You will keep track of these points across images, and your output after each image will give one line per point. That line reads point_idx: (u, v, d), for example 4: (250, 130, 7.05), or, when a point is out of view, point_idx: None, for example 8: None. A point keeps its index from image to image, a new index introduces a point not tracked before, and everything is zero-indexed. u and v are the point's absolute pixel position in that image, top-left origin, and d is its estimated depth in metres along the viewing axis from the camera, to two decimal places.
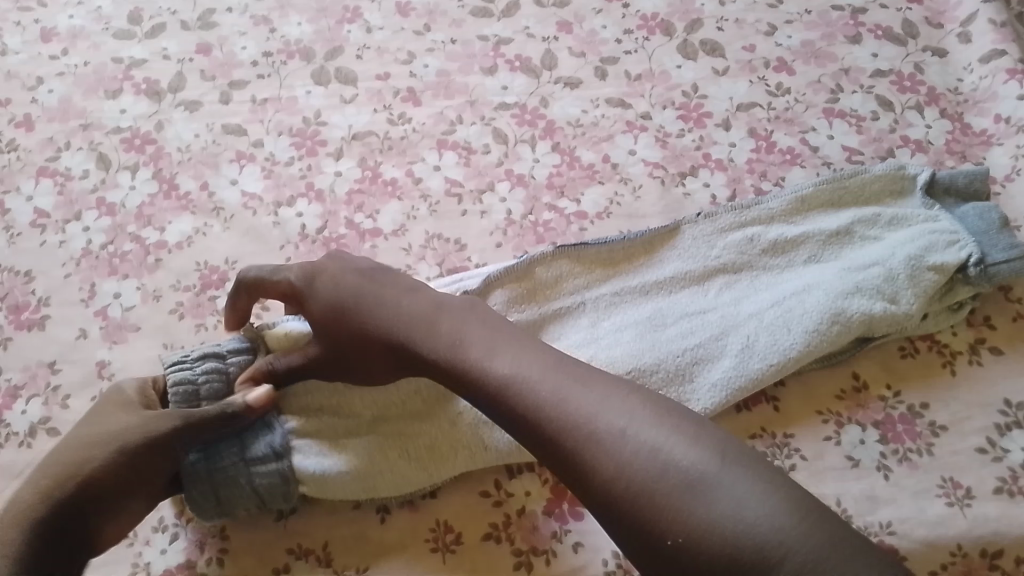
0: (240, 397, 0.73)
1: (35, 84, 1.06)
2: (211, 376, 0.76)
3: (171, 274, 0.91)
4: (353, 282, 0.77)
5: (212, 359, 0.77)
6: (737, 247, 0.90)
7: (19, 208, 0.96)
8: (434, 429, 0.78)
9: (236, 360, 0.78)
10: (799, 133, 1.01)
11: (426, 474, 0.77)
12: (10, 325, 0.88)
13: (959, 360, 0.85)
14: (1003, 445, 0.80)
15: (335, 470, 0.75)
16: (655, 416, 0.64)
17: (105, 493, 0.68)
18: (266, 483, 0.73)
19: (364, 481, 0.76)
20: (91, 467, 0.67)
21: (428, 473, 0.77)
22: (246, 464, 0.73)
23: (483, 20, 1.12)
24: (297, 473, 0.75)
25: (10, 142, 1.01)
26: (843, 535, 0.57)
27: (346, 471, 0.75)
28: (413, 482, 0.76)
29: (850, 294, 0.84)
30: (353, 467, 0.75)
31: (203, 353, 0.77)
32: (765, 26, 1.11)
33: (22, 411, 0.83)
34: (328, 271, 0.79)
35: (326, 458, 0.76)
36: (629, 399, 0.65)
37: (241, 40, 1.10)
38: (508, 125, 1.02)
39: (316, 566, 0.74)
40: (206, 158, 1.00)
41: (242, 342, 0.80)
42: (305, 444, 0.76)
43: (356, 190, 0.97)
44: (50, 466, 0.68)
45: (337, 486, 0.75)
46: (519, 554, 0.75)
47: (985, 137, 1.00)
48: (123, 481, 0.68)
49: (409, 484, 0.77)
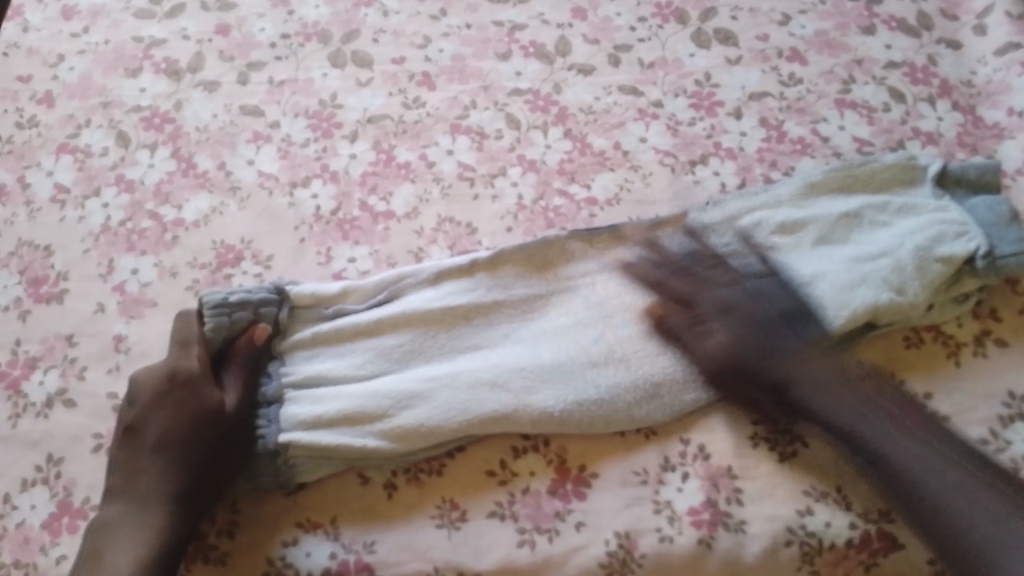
0: (246, 345, 0.82)
1: (56, 62, 1.08)
2: (243, 323, 0.83)
3: (187, 251, 0.93)
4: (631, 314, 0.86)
5: (247, 310, 0.84)
6: (753, 232, 0.91)
7: (40, 182, 0.98)
8: (436, 398, 0.80)
9: (266, 312, 0.85)
10: (810, 123, 1.02)
11: (419, 425, 0.78)
12: (30, 299, 0.90)
13: (964, 352, 0.86)
14: (1006, 437, 0.81)
15: (326, 412, 0.79)
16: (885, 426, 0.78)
17: (213, 488, 0.75)
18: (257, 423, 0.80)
19: (353, 420, 0.79)
20: (198, 464, 0.75)
21: (423, 426, 0.78)
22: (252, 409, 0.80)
23: (499, 6, 1.13)
24: (288, 418, 0.79)
25: (30, 119, 1.03)
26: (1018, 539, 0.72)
27: (336, 414, 0.79)
28: (409, 442, 0.78)
29: (858, 283, 0.85)
30: (342, 410, 0.79)
31: (240, 300, 0.84)
32: (779, 16, 1.11)
33: (40, 382, 0.85)
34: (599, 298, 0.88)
35: (316, 407, 0.80)
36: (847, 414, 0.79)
37: (259, 21, 1.11)
38: (521, 110, 1.03)
39: (325, 540, 0.76)
40: (223, 138, 1.01)
41: (272, 292, 0.86)
42: (299, 395, 0.81)
43: (370, 173, 0.98)
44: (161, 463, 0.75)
45: (326, 428, 0.79)
46: (522, 532, 0.76)
47: (998, 130, 1.00)
48: (223, 476, 0.76)
49: (402, 440, 0.78)
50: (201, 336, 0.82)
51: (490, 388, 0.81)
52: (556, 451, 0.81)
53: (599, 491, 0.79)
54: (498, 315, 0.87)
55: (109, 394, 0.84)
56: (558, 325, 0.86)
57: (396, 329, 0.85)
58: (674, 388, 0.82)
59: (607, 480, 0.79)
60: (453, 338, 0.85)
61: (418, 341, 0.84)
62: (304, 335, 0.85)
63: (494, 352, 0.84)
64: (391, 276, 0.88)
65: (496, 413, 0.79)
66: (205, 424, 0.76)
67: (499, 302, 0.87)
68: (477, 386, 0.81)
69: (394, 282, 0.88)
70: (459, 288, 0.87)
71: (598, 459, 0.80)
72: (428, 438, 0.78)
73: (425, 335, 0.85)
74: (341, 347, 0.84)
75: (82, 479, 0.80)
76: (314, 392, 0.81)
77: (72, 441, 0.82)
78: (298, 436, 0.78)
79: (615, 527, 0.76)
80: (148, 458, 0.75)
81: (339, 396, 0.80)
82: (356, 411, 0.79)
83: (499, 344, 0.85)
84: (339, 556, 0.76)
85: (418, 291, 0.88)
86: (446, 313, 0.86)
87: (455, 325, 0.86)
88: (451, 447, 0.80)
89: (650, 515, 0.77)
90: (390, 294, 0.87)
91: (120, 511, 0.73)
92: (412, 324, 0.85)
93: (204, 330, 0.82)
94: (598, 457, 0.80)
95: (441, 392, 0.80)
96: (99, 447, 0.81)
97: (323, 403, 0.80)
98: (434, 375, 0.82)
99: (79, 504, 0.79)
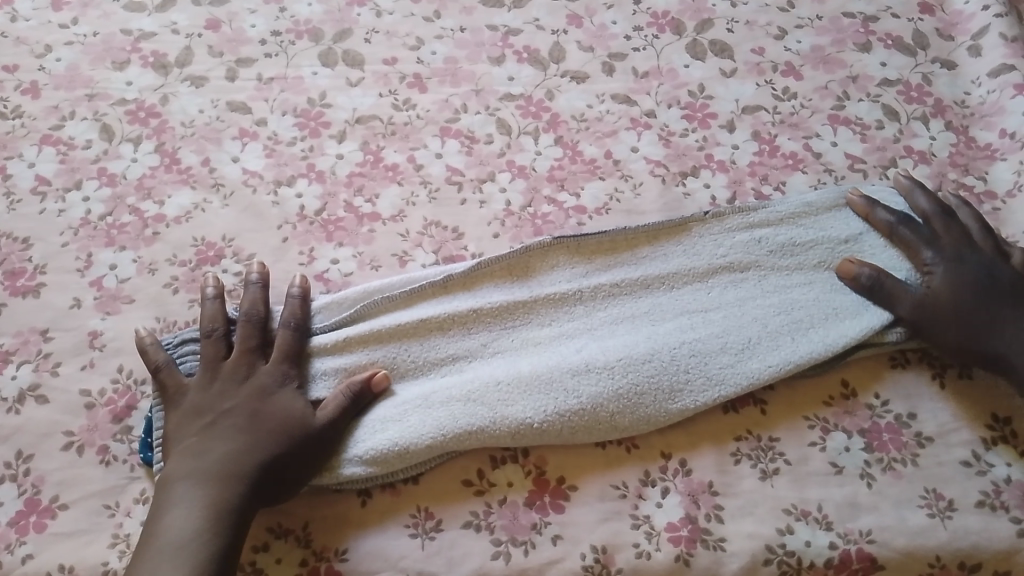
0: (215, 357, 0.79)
1: (43, 52, 1.06)
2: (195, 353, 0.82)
3: (168, 248, 0.91)
4: (619, 321, 0.86)
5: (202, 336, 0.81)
6: (751, 249, 0.90)
7: (22, 173, 0.96)
8: (409, 419, 0.78)
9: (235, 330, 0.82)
10: (803, 138, 1.01)
11: (396, 448, 0.77)
12: (6, 291, 0.88)
13: (950, 373, 0.85)
14: (989, 460, 0.80)
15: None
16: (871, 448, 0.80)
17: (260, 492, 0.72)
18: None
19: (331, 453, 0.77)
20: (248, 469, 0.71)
21: (400, 449, 0.77)
22: None
23: (494, 10, 1.12)
24: None
25: (15, 108, 1.01)
26: (999, 539, 0.76)
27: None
28: (390, 465, 0.77)
29: (845, 314, 0.86)
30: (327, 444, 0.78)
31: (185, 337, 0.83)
32: (775, 29, 1.10)
33: (12, 375, 0.83)
34: (581, 301, 0.87)
35: None
36: (834, 434, 0.81)
37: (251, 17, 1.10)
38: (512, 115, 1.02)
39: (296, 546, 0.75)
40: (209, 134, 1.00)
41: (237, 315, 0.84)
42: None
43: (357, 173, 0.97)
44: (214, 465, 0.71)
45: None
46: (497, 543, 0.75)
47: (990, 152, 0.99)
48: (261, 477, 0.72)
49: (379, 465, 0.77)
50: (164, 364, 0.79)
51: (468, 403, 0.79)
52: (535, 462, 0.79)
53: (579, 504, 0.77)
54: (477, 325, 0.85)
55: (83, 391, 0.83)
56: (540, 336, 0.85)
57: (365, 345, 0.83)
58: (657, 398, 0.80)
59: (586, 493, 0.78)
60: (427, 353, 0.83)
61: (390, 359, 0.83)
62: (325, 339, 0.83)
63: (471, 367, 0.83)
64: (358, 296, 0.86)
65: (471, 427, 0.78)
66: (246, 438, 0.73)
67: (477, 311, 0.85)
68: (450, 402, 0.79)
69: (359, 300, 0.86)
70: (434, 304, 0.86)
71: (577, 471, 0.79)
72: (405, 460, 0.77)
73: (395, 355, 0.83)
74: (315, 366, 0.81)
75: (51, 476, 0.78)
76: None
77: (42, 437, 0.80)
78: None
79: (592, 541, 0.75)
80: (185, 448, 0.73)
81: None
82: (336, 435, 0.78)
83: (478, 357, 0.84)
84: (310, 563, 0.74)
85: (390, 310, 0.85)
86: (419, 325, 0.84)
87: (430, 338, 0.84)
88: (430, 463, 0.78)
89: (628, 530, 0.76)
90: (356, 313, 0.85)
91: (174, 482, 0.71)
92: (389, 339, 0.83)
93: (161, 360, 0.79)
94: (578, 470, 0.79)
95: (414, 413, 0.79)
96: (70, 444, 0.80)
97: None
98: (417, 392, 0.81)
99: (48, 502, 0.77)
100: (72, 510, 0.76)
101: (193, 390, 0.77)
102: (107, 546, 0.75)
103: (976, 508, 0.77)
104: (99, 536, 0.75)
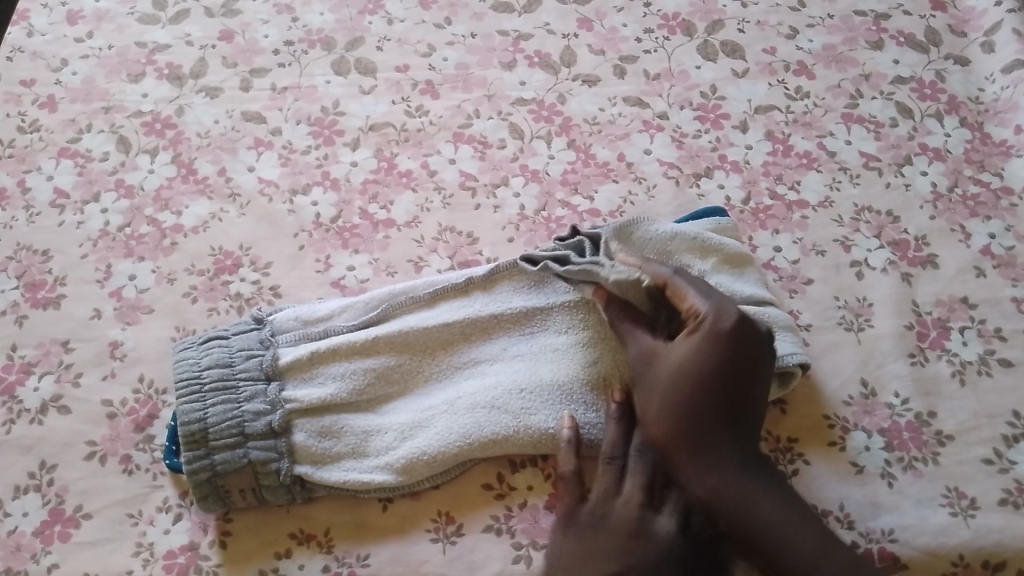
0: (239, 372, 0.79)
1: (59, 66, 1.07)
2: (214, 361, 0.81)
3: (186, 257, 0.92)
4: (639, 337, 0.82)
5: (222, 349, 0.81)
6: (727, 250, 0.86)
7: (40, 185, 0.97)
8: (436, 426, 0.79)
9: (251, 341, 0.82)
10: (816, 137, 1.01)
11: (423, 455, 0.77)
12: (27, 303, 0.89)
13: (968, 370, 0.84)
14: (1010, 457, 0.79)
15: (331, 447, 0.78)
16: (891, 449, 0.80)
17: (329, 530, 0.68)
18: (262, 458, 0.76)
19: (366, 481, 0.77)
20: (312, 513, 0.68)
21: (427, 455, 0.77)
22: (244, 438, 0.76)
23: (505, 15, 1.12)
24: (296, 451, 0.77)
25: (32, 122, 1.02)
26: None
27: (340, 449, 0.78)
28: (417, 472, 0.77)
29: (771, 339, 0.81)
30: (357, 455, 0.78)
31: (207, 338, 0.82)
32: (786, 29, 1.10)
33: (34, 387, 0.84)
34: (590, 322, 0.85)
35: (325, 466, 0.77)
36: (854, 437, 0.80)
37: (264, 27, 1.11)
38: (524, 120, 1.02)
39: (318, 551, 0.76)
40: (224, 144, 1.01)
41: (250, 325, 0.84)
42: (309, 436, 0.78)
43: (370, 180, 0.98)
44: None
45: (332, 465, 0.78)
46: (519, 547, 0.75)
47: (1005, 148, 0.99)
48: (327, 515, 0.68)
49: (408, 473, 0.77)
50: (185, 376, 0.78)
51: (489, 410, 0.79)
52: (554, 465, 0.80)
53: None
54: (496, 331, 0.85)
55: (104, 400, 0.83)
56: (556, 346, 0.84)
57: (393, 348, 0.83)
58: None
59: None
60: (451, 358, 0.84)
61: (415, 361, 0.83)
62: (360, 336, 0.82)
63: (491, 370, 0.83)
64: (383, 295, 0.86)
65: (496, 435, 0.78)
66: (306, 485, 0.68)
67: (498, 317, 0.85)
68: (475, 409, 0.79)
69: (386, 300, 0.85)
70: (455, 305, 0.86)
71: None
72: (431, 468, 0.77)
73: (420, 357, 0.83)
74: (337, 365, 0.81)
75: (75, 486, 0.79)
76: (363, 426, 0.79)
77: (65, 447, 0.81)
78: (301, 473, 0.76)
79: None
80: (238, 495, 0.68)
81: (346, 429, 0.79)
82: (361, 444, 0.79)
83: (498, 361, 0.83)
84: (333, 569, 0.75)
85: (414, 310, 0.85)
86: (446, 329, 0.84)
87: (455, 343, 0.84)
88: (455, 470, 0.79)
89: None
90: (382, 312, 0.84)
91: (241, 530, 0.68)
92: (413, 342, 0.83)
93: (178, 372, 0.79)
94: None
95: (440, 419, 0.79)
96: (93, 453, 0.80)
97: (328, 436, 0.78)
98: (441, 398, 0.81)
99: (71, 511, 0.77)
100: (97, 518, 0.77)
101: (210, 408, 0.77)
102: (132, 554, 0.75)
103: (998, 505, 0.76)
104: (122, 545, 0.76)
